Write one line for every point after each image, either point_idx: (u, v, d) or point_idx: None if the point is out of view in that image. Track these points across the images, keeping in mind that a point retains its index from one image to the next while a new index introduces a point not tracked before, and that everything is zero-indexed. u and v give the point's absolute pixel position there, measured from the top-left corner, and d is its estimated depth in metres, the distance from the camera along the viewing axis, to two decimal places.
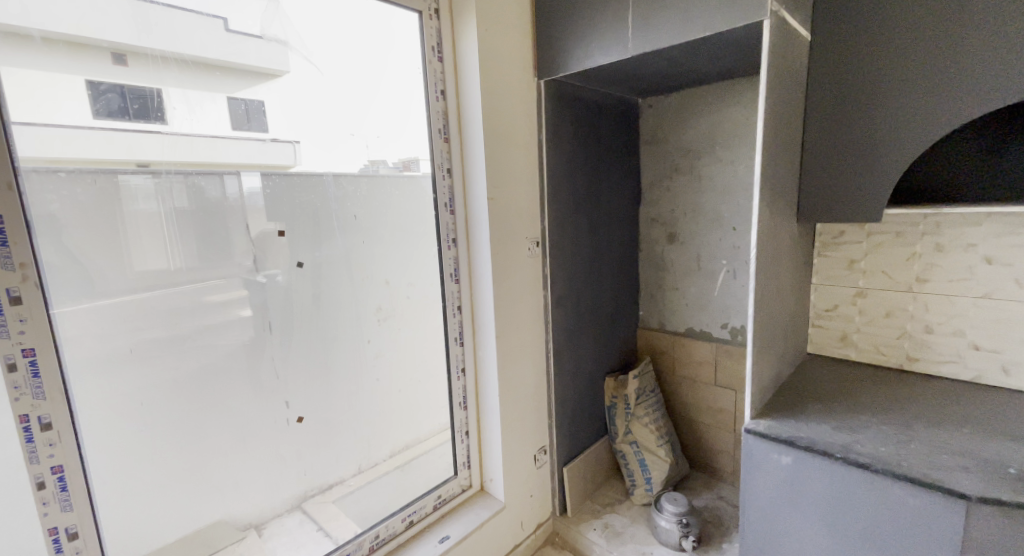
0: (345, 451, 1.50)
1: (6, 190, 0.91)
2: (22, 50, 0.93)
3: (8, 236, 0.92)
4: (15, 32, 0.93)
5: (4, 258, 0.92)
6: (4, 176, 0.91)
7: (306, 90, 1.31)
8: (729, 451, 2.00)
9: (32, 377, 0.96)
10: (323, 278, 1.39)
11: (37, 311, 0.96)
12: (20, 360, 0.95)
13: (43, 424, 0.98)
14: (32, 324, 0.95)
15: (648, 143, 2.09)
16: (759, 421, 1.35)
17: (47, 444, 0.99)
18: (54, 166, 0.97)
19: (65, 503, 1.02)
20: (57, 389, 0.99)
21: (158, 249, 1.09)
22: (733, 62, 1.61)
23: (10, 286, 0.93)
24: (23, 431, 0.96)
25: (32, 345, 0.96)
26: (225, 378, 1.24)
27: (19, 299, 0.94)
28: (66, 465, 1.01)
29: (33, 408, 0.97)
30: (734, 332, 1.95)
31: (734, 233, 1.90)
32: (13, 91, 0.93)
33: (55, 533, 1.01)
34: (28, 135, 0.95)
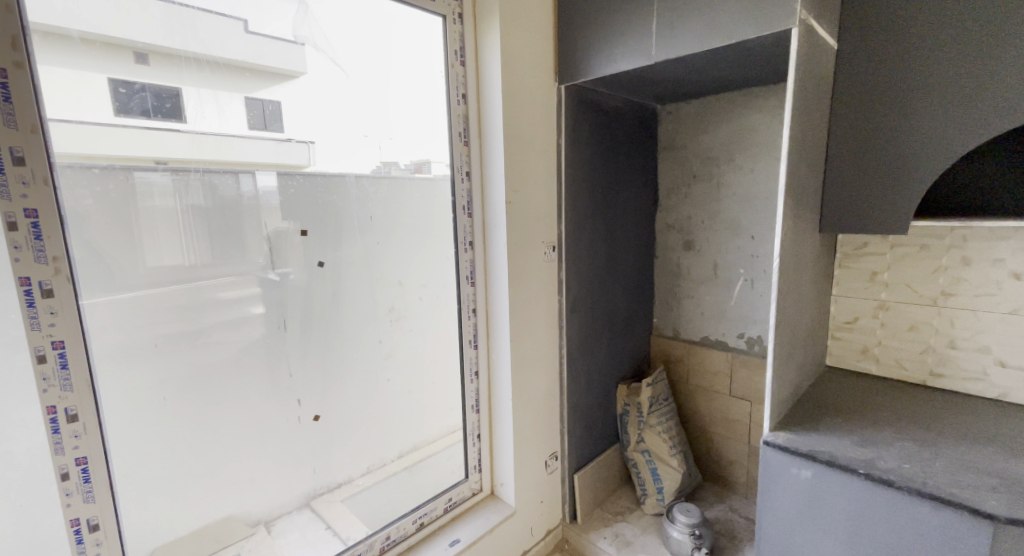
0: (356, 450, 1.51)
1: (42, 184, 0.94)
2: (59, 49, 0.97)
3: (42, 230, 0.95)
4: (54, 32, 0.96)
5: (39, 251, 0.95)
6: (41, 172, 0.94)
7: (325, 91, 1.32)
8: (743, 463, 1.96)
9: (61, 369, 0.99)
10: (342, 278, 1.41)
11: (67, 304, 0.99)
12: (49, 353, 0.98)
13: (69, 415, 1.01)
14: (61, 317, 0.98)
15: (667, 150, 2.06)
16: (778, 433, 1.32)
17: (72, 436, 1.01)
18: (88, 162, 1.01)
19: (88, 494, 1.04)
20: (84, 382, 1.02)
21: (174, 245, 1.11)
22: (756, 69, 1.58)
23: (43, 279, 0.96)
24: (50, 422, 0.99)
25: (62, 337, 0.99)
26: (241, 373, 1.26)
27: (51, 292, 0.97)
28: (89, 458, 1.04)
29: (61, 399, 1.00)
30: (751, 342, 1.91)
31: (753, 242, 1.87)
32: (51, 91, 0.96)
33: (77, 524, 1.04)
34: (61, 132, 0.97)
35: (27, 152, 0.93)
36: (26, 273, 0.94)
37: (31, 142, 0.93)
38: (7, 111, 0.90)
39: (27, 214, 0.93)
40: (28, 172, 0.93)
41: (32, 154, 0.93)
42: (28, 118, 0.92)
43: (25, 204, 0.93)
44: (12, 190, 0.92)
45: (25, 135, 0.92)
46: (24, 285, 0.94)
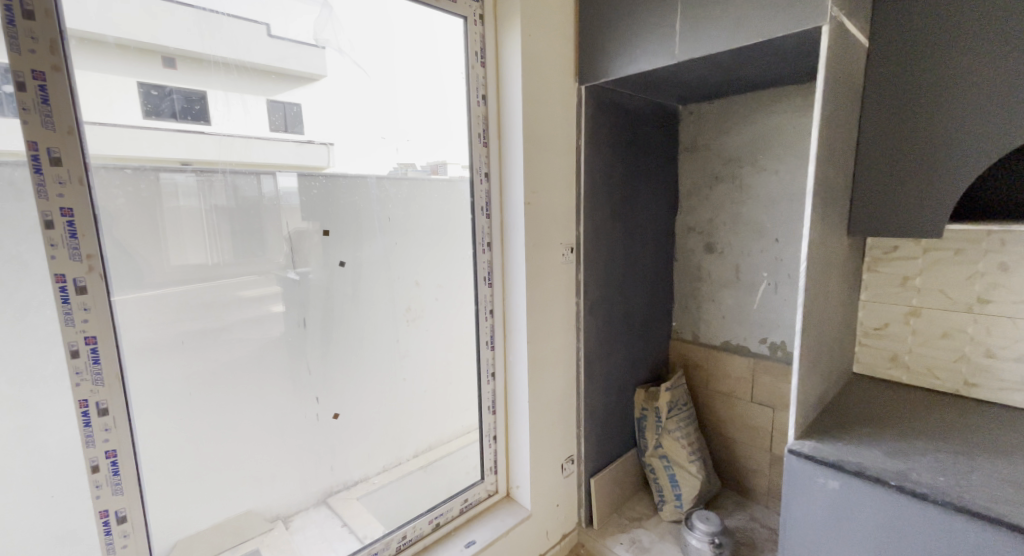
0: (373, 449, 1.52)
1: (77, 184, 0.98)
2: (95, 53, 1.00)
3: (76, 228, 0.98)
4: (91, 38, 1.00)
5: (73, 249, 0.98)
6: (76, 172, 0.97)
7: (346, 93, 1.34)
8: (765, 471, 1.91)
9: (93, 363, 1.02)
10: (362, 278, 1.43)
11: (99, 300, 1.02)
12: (82, 348, 1.01)
13: (99, 409, 1.04)
14: (94, 313, 1.01)
15: (688, 151, 2.03)
16: (803, 442, 1.28)
17: (103, 429, 1.04)
18: (121, 163, 1.05)
19: (116, 487, 1.07)
20: (114, 377, 1.05)
21: (198, 243, 1.14)
22: (781, 68, 1.55)
23: (77, 276, 0.99)
24: (82, 415, 1.02)
25: (94, 332, 1.02)
26: (263, 370, 1.29)
27: (84, 289, 1.00)
28: (118, 450, 1.07)
29: (92, 393, 1.03)
30: (773, 348, 1.87)
31: (777, 245, 1.83)
32: (87, 94, 0.99)
33: (105, 515, 1.06)
34: (96, 134, 1.01)
35: (63, 151, 0.96)
36: (61, 270, 0.97)
37: (67, 143, 0.96)
38: (45, 113, 0.93)
39: (63, 213, 0.97)
40: (65, 172, 0.96)
41: (69, 155, 0.96)
42: (64, 119, 0.95)
43: (61, 203, 0.96)
44: (49, 190, 0.95)
45: (62, 136, 0.95)
46: (60, 282, 0.97)
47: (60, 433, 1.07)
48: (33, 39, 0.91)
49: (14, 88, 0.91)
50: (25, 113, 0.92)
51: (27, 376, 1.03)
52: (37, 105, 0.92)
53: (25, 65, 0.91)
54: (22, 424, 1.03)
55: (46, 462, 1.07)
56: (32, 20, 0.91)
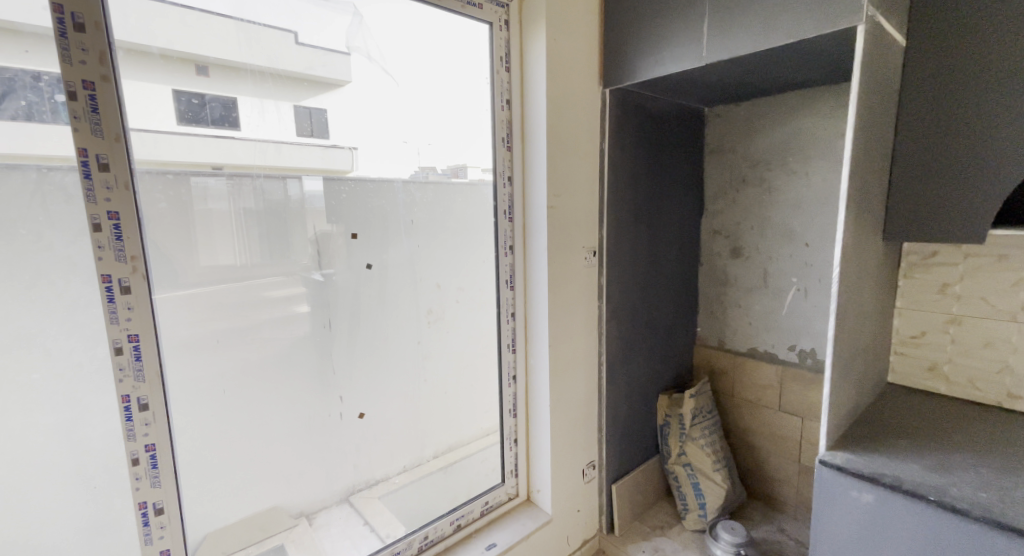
0: (395, 449, 1.54)
1: (123, 189, 1.02)
2: (139, 63, 1.05)
3: (122, 231, 1.03)
4: (137, 49, 1.05)
5: (118, 251, 1.03)
6: (123, 177, 1.02)
7: (372, 99, 1.37)
8: (793, 482, 1.86)
9: (135, 360, 1.07)
10: (387, 280, 1.46)
11: (142, 300, 1.07)
12: (125, 345, 1.06)
13: (140, 404, 1.08)
14: (137, 312, 1.06)
15: (714, 153, 2.00)
16: (835, 453, 1.24)
17: (143, 423, 1.09)
18: (163, 168, 1.09)
19: (154, 480, 1.12)
20: (155, 373, 1.10)
21: (230, 245, 1.18)
22: (811, 69, 1.51)
23: (122, 277, 1.04)
24: (124, 410, 1.07)
25: (137, 331, 1.07)
26: (290, 370, 1.31)
27: (128, 289, 1.05)
28: (157, 444, 1.11)
29: (134, 389, 1.07)
30: (803, 355, 1.82)
31: (807, 249, 1.78)
32: (132, 102, 1.04)
33: (144, 507, 1.11)
34: (142, 142, 1.06)
35: (111, 158, 1.01)
36: (107, 270, 1.02)
37: (115, 150, 1.01)
38: (94, 121, 0.98)
39: (110, 217, 1.01)
40: (112, 178, 1.01)
41: (115, 161, 1.01)
42: (112, 128, 1.00)
43: (107, 207, 1.01)
44: (97, 195, 1.00)
45: (109, 143, 1.00)
46: (106, 282, 1.02)
47: (103, 427, 1.12)
48: (84, 51, 0.96)
49: (66, 97, 0.96)
50: (76, 121, 0.97)
51: (73, 370, 1.09)
52: (87, 113, 0.98)
53: (76, 76, 0.96)
54: (67, 417, 1.09)
55: (89, 454, 1.12)
56: (82, 32, 0.96)
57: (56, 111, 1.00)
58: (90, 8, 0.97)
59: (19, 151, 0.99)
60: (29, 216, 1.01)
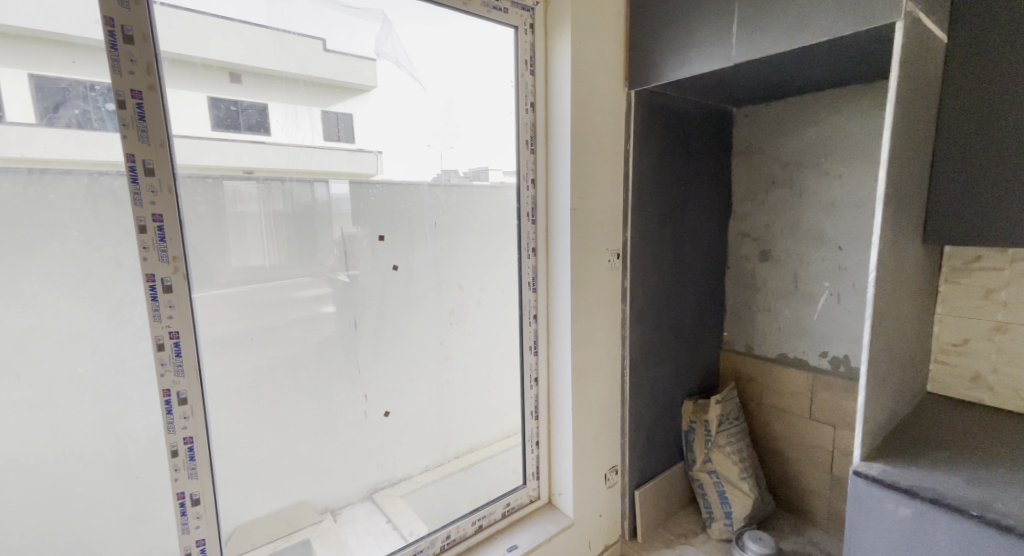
0: (418, 448, 1.56)
1: (167, 193, 1.07)
2: (182, 72, 1.10)
3: (165, 233, 1.07)
4: (181, 59, 1.10)
5: (162, 251, 1.07)
6: (167, 181, 1.06)
7: (397, 103, 1.39)
8: (825, 493, 1.80)
9: (175, 356, 1.11)
10: (412, 282, 1.48)
11: (183, 299, 1.11)
12: (167, 341, 1.10)
13: (180, 398, 1.12)
14: (178, 310, 1.10)
15: (743, 154, 1.95)
16: (870, 464, 1.20)
17: (182, 417, 1.13)
18: (203, 173, 1.14)
19: (192, 471, 1.15)
20: (194, 369, 1.14)
21: (260, 246, 1.21)
22: (845, 68, 1.47)
23: (165, 276, 1.08)
24: (165, 403, 1.11)
25: (177, 328, 1.11)
26: (317, 368, 1.34)
27: (170, 288, 1.09)
28: (195, 437, 1.15)
29: (174, 384, 1.11)
30: (835, 362, 1.76)
31: (840, 253, 1.73)
32: (176, 110, 1.09)
33: (182, 497, 1.15)
34: (183, 147, 1.10)
35: (156, 163, 1.05)
36: (151, 270, 1.06)
37: (160, 156, 1.05)
38: (141, 128, 1.03)
39: (155, 219, 1.06)
40: (157, 182, 1.05)
41: (160, 166, 1.05)
42: (157, 134, 1.04)
43: (153, 210, 1.05)
44: (143, 198, 1.04)
45: (155, 149, 1.04)
46: (150, 281, 1.06)
47: (145, 419, 1.18)
48: (132, 62, 1.01)
49: (116, 106, 1.01)
50: (125, 129, 1.01)
51: (119, 365, 1.15)
52: (135, 121, 1.02)
53: (125, 86, 1.00)
54: (112, 410, 1.15)
55: (132, 444, 1.18)
56: (131, 44, 1.01)
57: (105, 120, 1.05)
58: (139, 20, 1.01)
59: (73, 157, 1.05)
60: (81, 219, 1.07)
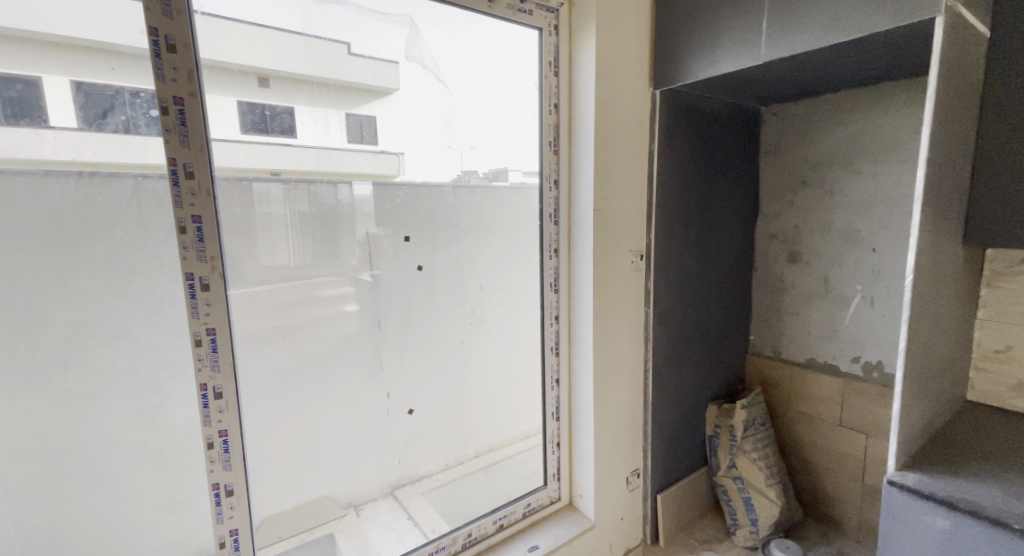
0: (440, 446, 1.58)
1: (205, 195, 1.11)
2: (221, 78, 1.15)
3: (203, 234, 1.12)
4: (220, 66, 1.14)
5: (200, 251, 1.12)
6: (205, 185, 1.11)
7: (421, 106, 1.41)
8: (856, 504, 1.74)
9: (212, 352, 1.15)
10: (436, 282, 1.50)
11: (219, 297, 1.15)
12: (204, 338, 1.14)
13: (216, 393, 1.17)
14: (215, 308, 1.15)
15: (771, 154, 1.91)
16: (906, 473, 1.15)
17: (218, 410, 1.18)
18: (239, 175, 1.18)
19: (226, 463, 1.20)
20: (229, 365, 1.18)
21: (285, 246, 1.25)
22: (880, 65, 1.42)
23: (202, 275, 1.13)
24: (201, 397, 1.16)
25: (214, 325, 1.15)
26: (342, 366, 1.37)
27: (207, 286, 1.14)
28: (229, 431, 1.20)
29: (211, 378, 1.16)
30: (868, 368, 1.70)
31: (874, 255, 1.67)
32: (216, 116, 1.14)
33: (217, 488, 1.20)
34: (222, 152, 1.15)
35: (195, 167, 1.09)
36: (190, 269, 1.11)
37: (199, 160, 1.09)
38: (182, 133, 1.07)
39: (194, 220, 1.10)
40: (196, 185, 1.10)
41: (199, 169, 1.10)
42: (197, 139, 1.09)
43: (192, 211, 1.10)
44: (183, 200, 1.09)
45: (195, 153, 1.09)
46: (189, 280, 1.11)
47: (183, 413, 1.24)
48: (175, 70, 1.06)
49: (159, 113, 1.06)
50: (168, 134, 1.06)
51: (159, 360, 1.20)
52: (176, 127, 1.07)
53: (168, 93, 1.05)
54: (152, 403, 1.20)
55: (170, 436, 1.23)
56: (174, 53, 1.05)
57: (152, 124, 1.11)
58: (181, 30, 1.06)
59: (120, 161, 1.10)
60: (127, 220, 1.12)
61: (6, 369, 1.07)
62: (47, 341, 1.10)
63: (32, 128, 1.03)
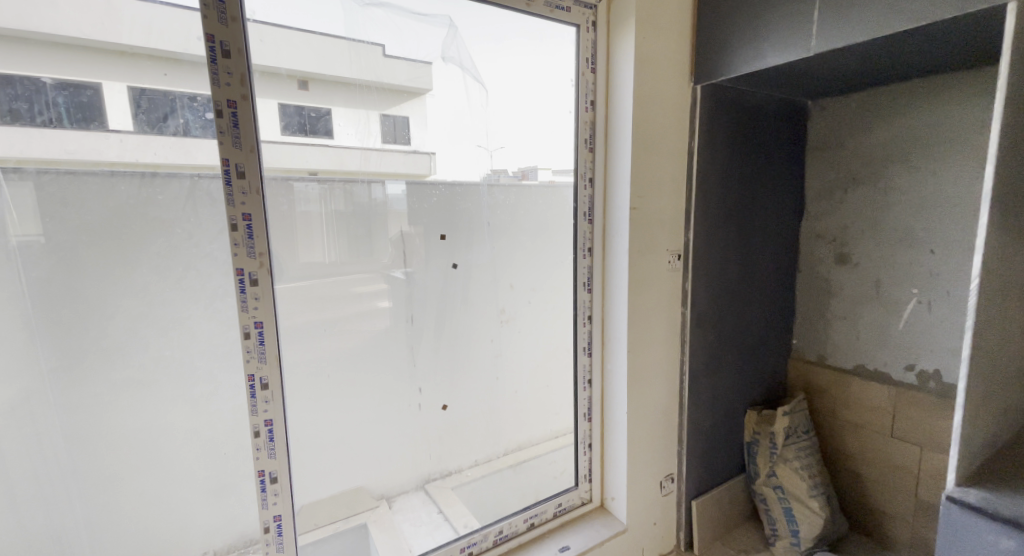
0: (473, 442, 1.59)
1: (255, 194, 1.16)
2: (270, 82, 1.20)
3: (253, 231, 1.16)
4: (268, 70, 1.19)
5: (250, 248, 1.16)
6: (255, 184, 1.15)
7: (457, 105, 1.43)
8: (908, 518, 1.65)
9: (259, 344, 1.20)
10: (470, 280, 1.52)
11: (267, 292, 1.19)
12: (252, 331, 1.19)
13: (262, 383, 1.22)
14: (263, 302, 1.19)
15: (818, 151, 1.82)
16: (968, 490, 1.07)
17: (264, 401, 1.22)
18: (286, 176, 1.23)
19: (271, 451, 1.24)
20: (275, 357, 1.22)
21: (324, 244, 1.29)
22: (945, 54, 1.33)
23: (252, 271, 1.17)
24: (249, 388, 1.21)
25: (261, 318, 1.19)
26: (376, 361, 1.41)
27: (256, 281, 1.18)
28: (274, 420, 1.24)
29: (258, 369, 1.21)
30: (923, 377, 1.60)
31: (932, 257, 1.57)
32: (264, 118, 1.19)
33: (262, 475, 1.24)
34: (274, 153, 1.21)
35: (246, 167, 1.14)
36: (240, 265, 1.15)
37: (250, 160, 1.14)
38: (235, 135, 1.12)
39: (244, 218, 1.15)
40: (247, 184, 1.14)
41: (250, 169, 1.14)
42: (248, 140, 1.13)
43: (243, 209, 1.14)
44: (235, 199, 1.13)
45: (246, 154, 1.14)
46: (239, 275, 1.15)
47: (232, 402, 1.31)
48: (229, 74, 1.10)
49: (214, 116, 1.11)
50: (222, 136, 1.11)
51: (210, 351, 1.27)
52: (229, 128, 1.11)
53: (222, 96, 1.10)
54: (204, 391, 1.28)
55: (219, 423, 1.30)
56: (228, 58, 1.10)
57: (206, 127, 1.17)
58: (235, 36, 1.10)
59: (179, 163, 1.17)
60: (184, 216, 1.19)
61: (74, 356, 1.15)
62: (112, 331, 1.17)
63: (100, 131, 1.10)
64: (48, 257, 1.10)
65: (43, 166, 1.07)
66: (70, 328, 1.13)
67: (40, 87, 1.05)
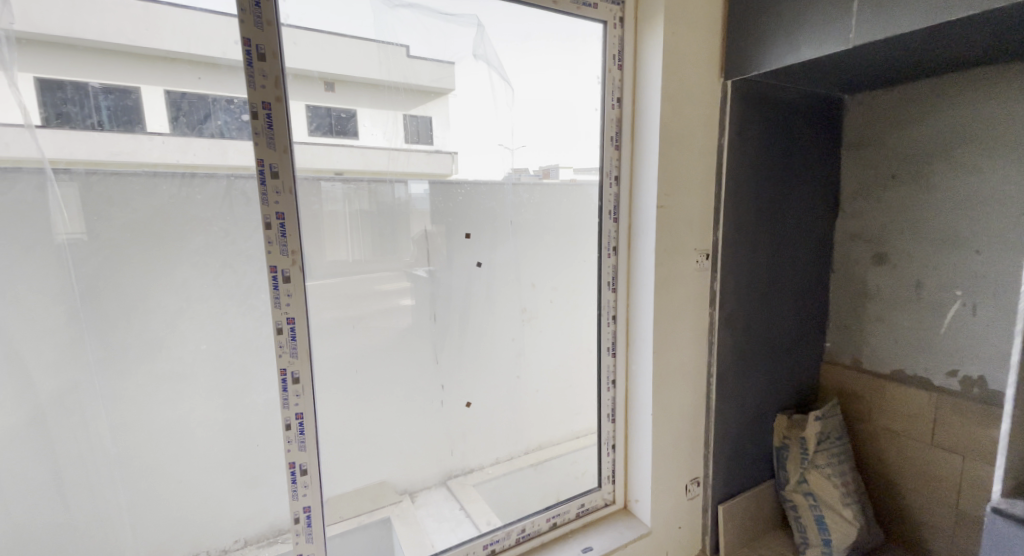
0: (495, 440, 1.60)
1: (288, 193, 1.17)
2: (305, 85, 1.23)
3: (286, 229, 1.18)
4: (302, 73, 1.22)
5: (283, 245, 1.18)
6: (288, 184, 1.17)
7: (482, 105, 1.43)
8: (948, 530, 1.58)
9: (291, 339, 1.22)
10: (493, 279, 1.53)
11: (299, 290, 1.21)
12: (285, 326, 1.21)
13: (294, 378, 1.24)
14: (295, 299, 1.21)
15: (854, 148, 1.75)
16: (1018, 502, 1.01)
17: (296, 395, 1.24)
18: (316, 176, 1.26)
19: (301, 443, 1.26)
20: (306, 352, 1.25)
21: (350, 244, 1.32)
22: (995, 45, 1.26)
23: (284, 268, 1.19)
24: (282, 382, 1.22)
25: (293, 315, 1.21)
26: (401, 358, 1.43)
27: (288, 279, 1.20)
28: (305, 414, 1.26)
29: (290, 363, 1.23)
30: (967, 383, 1.53)
31: (978, 258, 1.49)
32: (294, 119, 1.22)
33: (293, 466, 1.26)
34: (306, 153, 1.24)
35: (280, 167, 1.16)
36: (274, 262, 1.17)
37: (283, 160, 1.16)
38: (269, 135, 1.14)
39: (278, 216, 1.17)
40: (280, 184, 1.16)
41: (283, 169, 1.17)
42: (282, 141, 1.16)
43: (277, 208, 1.17)
44: (269, 198, 1.15)
45: (280, 154, 1.16)
46: (272, 272, 1.17)
47: (266, 395, 1.35)
48: (264, 77, 1.12)
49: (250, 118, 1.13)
50: (257, 136, 1.13)
51: (243, 346, 1.31)
52: (264, 129, 1.14)
53: (258, 99, 1.12)
54: (237, 384, 1.32)
55: (252, 415, 1.35)
56: (264, 61, 1.12)
57: (241, 129, 1.21)
58: (270, 40, 1.13)
59: (215, 163, 1.21)
60: (219, 216, 1.23)
61: (117, 349, 1.20)
62: (152, 325, 1.23)
63: (145, 133, 1.15)
64: (94, 254, 1.15)
65: (89, 167, 1.12)
66: (113, 321, 1.19)
67: (88, 92, 1.10)
